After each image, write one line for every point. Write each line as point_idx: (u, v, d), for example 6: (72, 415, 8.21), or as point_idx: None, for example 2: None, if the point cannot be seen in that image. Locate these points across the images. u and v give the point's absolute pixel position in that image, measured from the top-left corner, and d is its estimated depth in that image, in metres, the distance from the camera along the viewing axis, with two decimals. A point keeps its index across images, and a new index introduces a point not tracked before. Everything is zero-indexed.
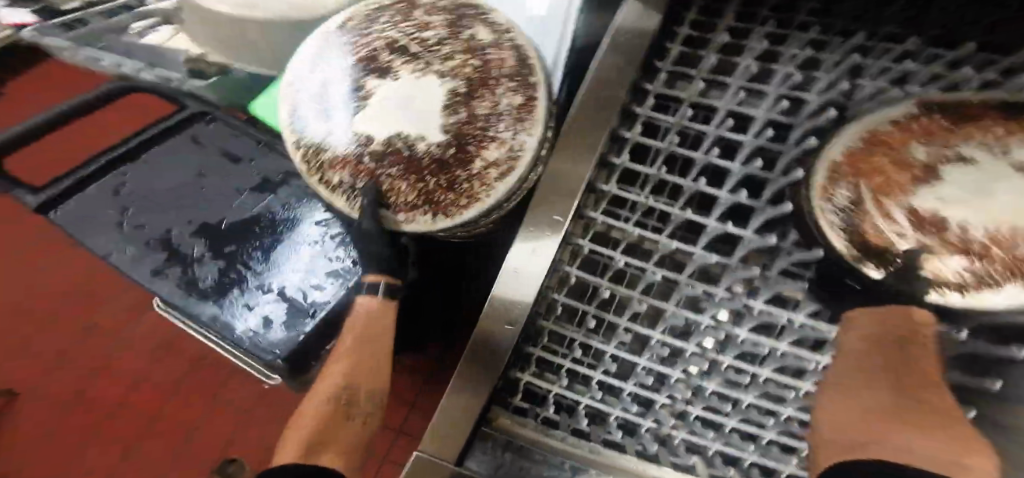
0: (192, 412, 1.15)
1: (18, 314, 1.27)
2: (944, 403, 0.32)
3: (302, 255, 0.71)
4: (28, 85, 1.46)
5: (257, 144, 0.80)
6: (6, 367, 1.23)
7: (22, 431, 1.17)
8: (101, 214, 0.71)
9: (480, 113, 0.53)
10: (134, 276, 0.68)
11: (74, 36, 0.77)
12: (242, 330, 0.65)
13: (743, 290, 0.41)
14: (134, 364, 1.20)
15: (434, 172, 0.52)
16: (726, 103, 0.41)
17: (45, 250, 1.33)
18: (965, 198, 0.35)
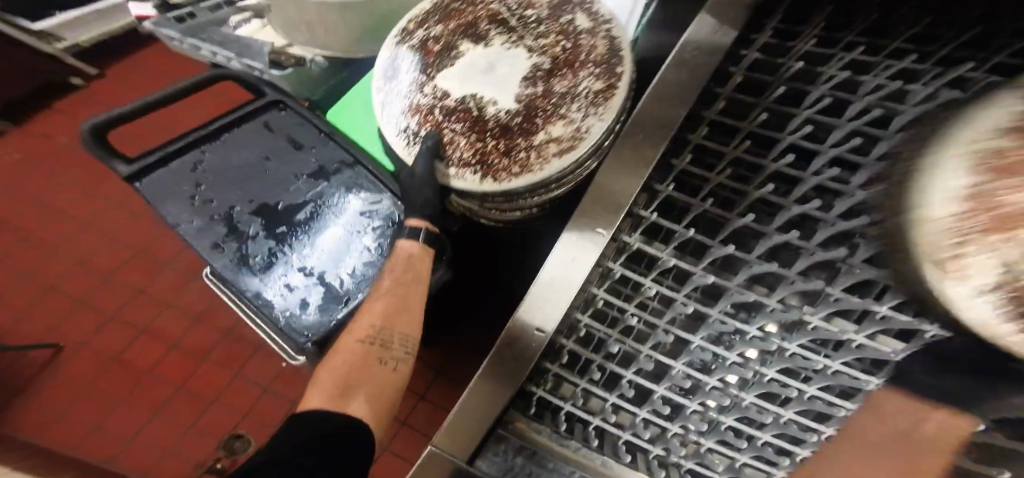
0: (217, 382, 1.24)
1: (76, 272, 1.36)
2: None
3: (345, 244, 0.73)
4: (130, 69, 1.63)
5: (320, 134, 0.81)
6: (57, 320, 1.32)
7: (63, 381, 1.25)
8: (178, 186, 0.75)
9: (556, 90, 0.56)
10: (195, 247, 0.71)
11: (184, 28, 0.84)
12: (279, 309, 0.69)
13: (777, 330, 0.37)
14: (177, 331, 1.29)
15: (496, 135, 0.55)
16: (789, 136, 0.40)
17: (111, 216, 1.42)
18: None
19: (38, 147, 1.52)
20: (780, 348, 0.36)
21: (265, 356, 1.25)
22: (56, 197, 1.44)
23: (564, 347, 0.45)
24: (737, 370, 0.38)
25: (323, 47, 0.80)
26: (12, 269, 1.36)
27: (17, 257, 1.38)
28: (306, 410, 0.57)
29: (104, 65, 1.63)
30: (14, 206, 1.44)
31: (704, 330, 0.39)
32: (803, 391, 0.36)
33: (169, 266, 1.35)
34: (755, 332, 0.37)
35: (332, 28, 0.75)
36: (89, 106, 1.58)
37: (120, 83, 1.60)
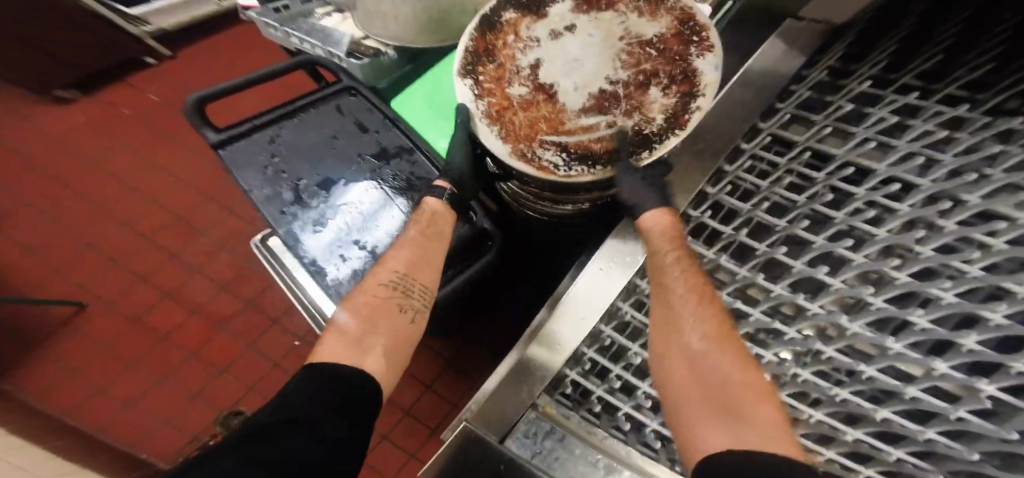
0: (229, 355, 1.24)
1: (112, 234, 1.40)
2: (697, 289, 0.55)
3: (395, 222, 0.76)
4: (198, 52, 1.73)
5: (383, 119, 0.85)
6: (87, 276, 1.35)
7: (83, 335, 1.28)
8: (255, 156, 0.80)
9: (605, 88, 0.60)
10: (263, 212, 0.75)
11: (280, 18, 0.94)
12: (332, 277, 0.72)
13: (791, 356, 0.49)
14: (199, 303, 1.30)
15: (523, 110, 0.61)
16: (846, 151, 0.47)
17: (154, 184, 1.47)
18: (582, 72, 0.59)
19: (101, 116, 1.61)
20: (793, 374, 0.48)
21: (278, 332, 1.26)
22: (108, 163, 1.51)
23: (585, 355, 0.60)
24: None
25: (396, 39, 0.84)
26: (56, 226, 1.42)
27: (62, 215, 1.43)
28: (320, 361, 0.62)
29: (176, 47, 1.74)
30: (71, 166, 1.52)
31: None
32: (811, 415, 0.46)
33: (201, 236, 1.38)
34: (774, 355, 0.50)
35: (404, 20, 0.81)
36: (156, 83, 1.67)
37: (187, 65, 1.70)
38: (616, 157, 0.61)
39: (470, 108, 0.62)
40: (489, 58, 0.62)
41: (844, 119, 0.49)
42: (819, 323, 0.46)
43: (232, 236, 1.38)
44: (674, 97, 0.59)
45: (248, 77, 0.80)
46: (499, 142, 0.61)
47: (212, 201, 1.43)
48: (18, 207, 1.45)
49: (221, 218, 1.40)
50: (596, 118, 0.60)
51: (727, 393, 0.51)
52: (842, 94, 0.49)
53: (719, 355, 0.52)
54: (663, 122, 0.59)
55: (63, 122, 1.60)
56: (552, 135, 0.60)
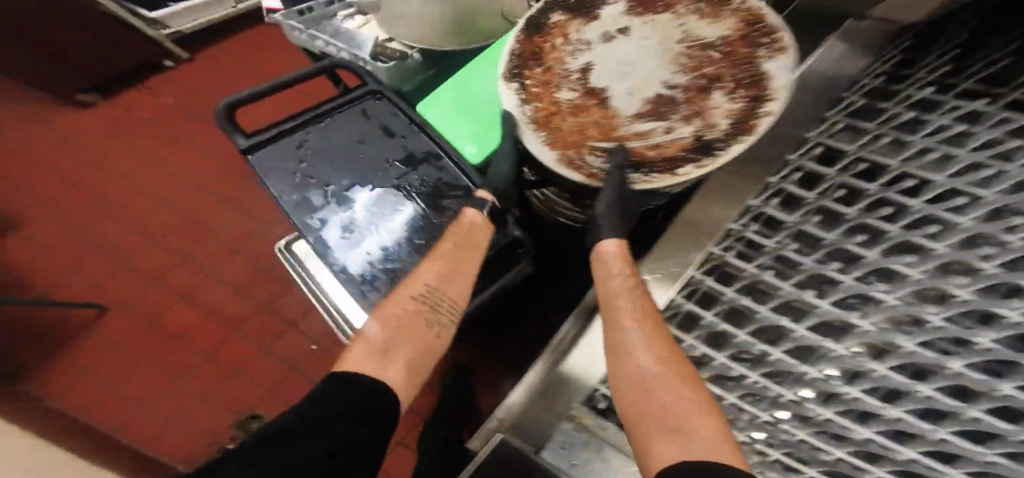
0: (243, 357, 1.22)
1: (131, 234, 1.41)
2: (645, 312, 0.56)
3: (426, 230, 0.76)
4: (217, 55, 1.73)
5: (410, 123, 0.84)
6: (106, 277, 1.36)
7: (104, 335, 1.28)
8: (284, 161, 0.80)
9: (661, 92, 0.57)
10: (293, 218, 0.76)
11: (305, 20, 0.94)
12: (362, 283, 0.72)
13: (839, 374, 0.46)
14: (214, 304, 1.29)
15: (571, 112, 0.59)
16: (900, 163, 0.47)
17: (173, 185, 1.47)
18: (634, 75, 0.58)
19: (121, 118, 1.63)
20: (840, 393, 0.46)
21: (294, 336, 1.22)
22: (127, 166, 1.52)
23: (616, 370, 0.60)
24: (802, 409, 0.49)
25: (420, 41, 0.83)
26: (76, 227, 1.43)
27: (83, 215, 1.45)
28: (343, 369, 0.63)
29: (196, 50, 1.75)
30: (92, 167, 1.53)
31: (767, 364, 0.52)
32: (862, 433, 0.44)
33: (218, 238, 1.37)
34: (818, 371, 0.47)
35: (430, 23, 0.80)
36: (173, 86, 1.69)
37: (206, 67, 1.71)
38: (674, 164, 0.55)
39: (516, 113, 0.60)
40: (537, 60, 0.61)
41: (903, 130, 0.48)
42: (871, 341, 0.44)
43: (248, 238, 1.35)
44: (741, 101, 0.55)
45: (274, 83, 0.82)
46: (545, 148, 0.58)
47: (229, 202, 1.42)
48: (40, 208, 1.46)
49: (237, 219, 1.39)
50: (653, 124, 0.57)
51: (668, 412, 0.49)
52: (901, 107, 0.50)
53: (665, 375, 0.51)
54: (728, 128, 0.54)
55: (82, 125, 1.62)
56: (603, 141, 0.57)
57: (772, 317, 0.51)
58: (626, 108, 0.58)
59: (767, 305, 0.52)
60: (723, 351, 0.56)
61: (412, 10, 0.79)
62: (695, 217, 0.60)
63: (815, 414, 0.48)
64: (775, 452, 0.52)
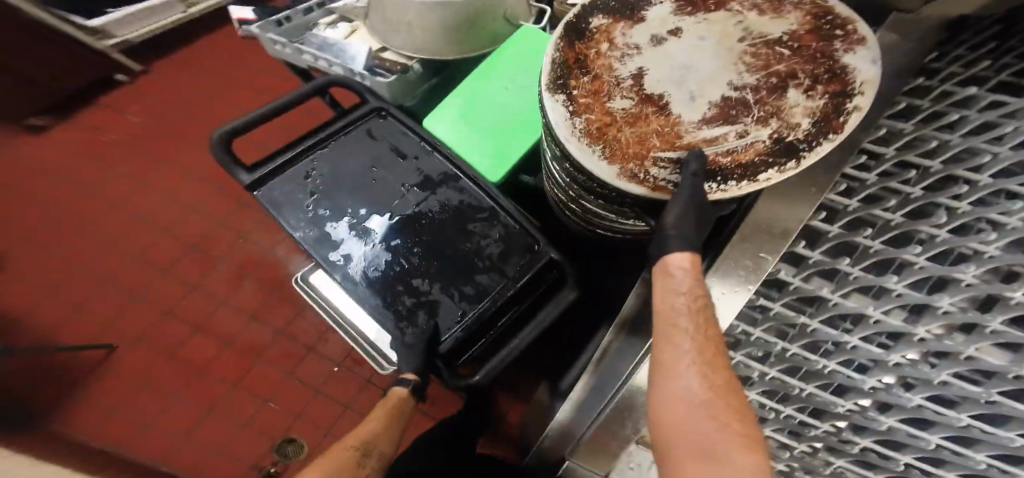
0: (267, 383, 1.18)
1: (121, 268, 1.33)
2: (708, 332, 0.45)
3: (460, 259, 0.75)
4: (182, 67, 1.63)
5: (421, 143, 0.83)
6: (102, 315, 1.28)
7: (111, 377, 1.21)
8: (294, 194, 0.78)
9: (733, 96, 0.45)
10: (314, 256, 0.73)
11: (286, 30, 0.92)
12: (399, 316, 0.72)
13: (895, 382, 0.44)
14: (226, 333, 1.24)
15: (626, 123, 0.47)
16: (946, 166, 0.37)
17: (159, 211, 1.40)
18: (694, 77, 0.47)
19: (86, 142, 1.51)
20: (903, 405, 0.43)
21: (314, 360, 1.20)
22: (100, 193, 1.43)
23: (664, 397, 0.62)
24: (864, 420, 0.48)
25: (424, 51, 0.84)
26: (60, 266, 1.34)
27: (64, 254, 1.35)
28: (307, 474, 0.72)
29: (158, 64, 1.64)
30: (64, 200, 1.42)
31: (821, 377, 0.50)
32: (930, 442, 0.43)
33: (217, 266, 1.31)
34: (875, 382, 0.45)
35: (429, 27, 0.80)
36: (134, 101, 1.58)
37: (171, 81, 1.60)
38: (755, 171, 0.43)
39: (564, 127, 0.48)
40: (576, 63, 0.51)
41: (944, 128, 0.38)
42: (927, 350, 0.40)
43: (251, 263, 1.30)
44: (821, 99, 0.44)
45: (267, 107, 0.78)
46: (603, 163, 0.46)
47: (221, 225, 1.36)
48: (16, 249, 1.36)
49: (237, 245, 1.33)
50: (722, 128, 0.45)
51: (702, 439, 0.43)
52: (944, 100, 0.38)
53: (713, 405, 0.43)
54: (810, 128, 0.43)
55: (43, 153, 1.50)
56: (669, 150, 0.45)
57: (823, 331, 0.47)
58: (692, 114, 0.45)
59: (818, 315, 0.47)
60: (774, 365, 0.54)
61: (411, 18, 0.80)
62: (761, 224, 0.47)
63: (878, 425, 0.47)
64: (843, 458, 0.54)
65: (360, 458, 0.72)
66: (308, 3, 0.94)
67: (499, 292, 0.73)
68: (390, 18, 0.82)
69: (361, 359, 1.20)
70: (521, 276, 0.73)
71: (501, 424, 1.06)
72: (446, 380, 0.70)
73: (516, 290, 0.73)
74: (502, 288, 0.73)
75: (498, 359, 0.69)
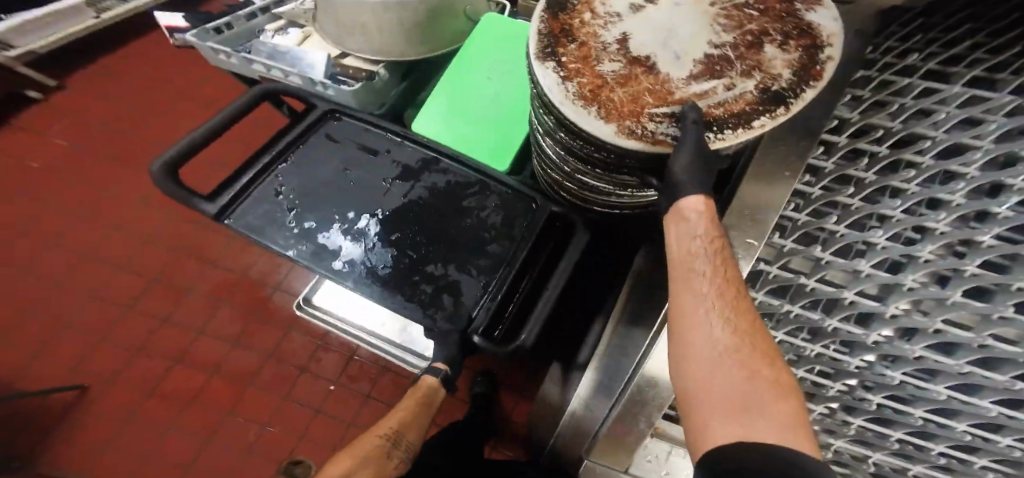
0: (265, 406, 1.13)
1: (81, 306, 1.24)
2: (728, 276, 0.43)
3: (465, 236, 0.75)
4: (116, 89, 1.54)
5: (389, 136, 0.82)
6: (68, 359, 1.19)
7: (91, 423, 1.13)
8: (271, 213, 0.75)
9: (715, 55, 0.45)
10: (318, 271, 0.71)
11: (229, 39, 0.88)
12: (417, 307, 0.70)
13: (877, 359, 0.50)
14: (211, 360, 1.17)
15: (616, 84, 0.46)
16: (892, 153, 0.40)
17: (114, 242, 1.31)
18: (673, 40, 0.47)
19: (15, 178, 1.39)
20: (886, 381, 0.50)
21: (310, 379, 1.15)
22: (39, 228, 1.33)
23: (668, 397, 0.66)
24: (855, 400, 0.55)
25: (383, 54, 0.82)
26: (10, 314, 1.23)
27: (13, 300, 1.25)
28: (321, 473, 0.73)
29: (89, 88, 1.55)
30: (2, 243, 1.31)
31: (809, 361, 0.56)
32: (913, 414, 0.51)
33: (189, 294, 1.24)
34: (859, 361, 0.51)
35: (387, 27, 0.77)
36: (67, 129, 1.47)
37: (107, 104, 1.51)
38: (749, 118, 0.43)
39: (555, 93, 0.47)
40: (558, 37, 0.50)
41: (887, 114, 0.41)
42: (899, 327, 0.45)
43: (226, 287, 1.25)
44: (796, 51, 0.44)
45: (206, 127, 0.75)
46: (599, 123, 0.45)
47: (187, 251, 1.29)
48: None
49: (207, 272, 1.27)
50: (709, 84, 0.45)
51: (731, 391, 0.40)
52: (883, 90, 0.41)
53: (742, 352, 0.41)
54: (792, 77, 0.43)
55: None
56: (662, 106, 0.45)
57: (805, 315, 0.52)
58: (678, 74, 0.45)
59: (799, 301, 0.52)
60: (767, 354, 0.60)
61: (367, 20, 0.77)
62: (748, 201, 0.48)
63: (868, 404, 0.54)
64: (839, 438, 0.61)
65: (391, 448, 0.76)
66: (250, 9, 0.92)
67: (513, 257, 0.73)
68: (342, 20, 0.79)
69: (358, 375, 1.15)
70: (528, 237, 0.74)
71: (506, 424, 1.05)
72: (490, 350, 0.66)
73: (528, 251, 0.73)
74: (516, 251, 0.73)
75: (537, 313, 0.66)
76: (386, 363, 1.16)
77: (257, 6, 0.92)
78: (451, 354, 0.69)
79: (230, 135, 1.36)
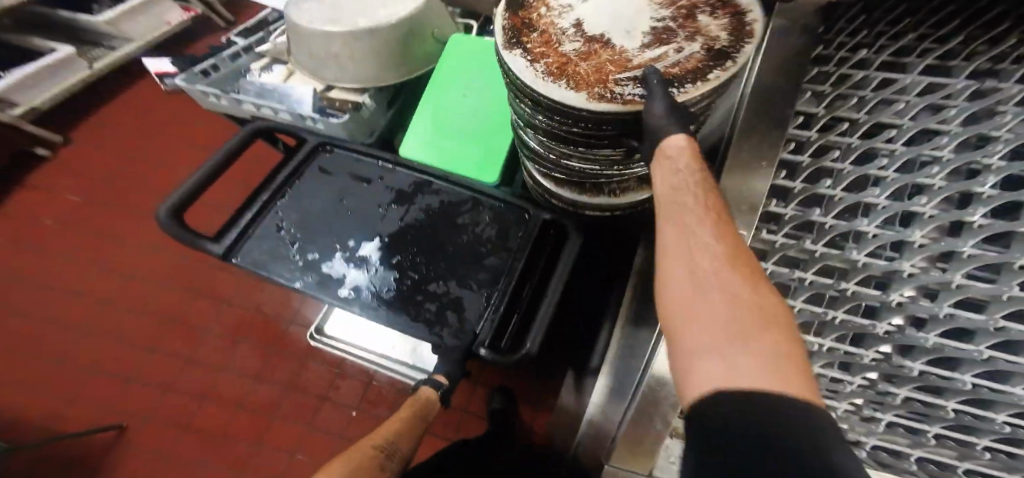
0: (292, 432, 1.16)
1: (108, 351, 1.29)
2: (710, 204, 0.41)
3: (463, 252, 0.76)
4: (118, 139, 1.59)
5: (380, 163, 0.84)
6: (101, 404, 1.23)
7: (129, 463, 1.17)
8: (278, 248, 0.77)
9: (659, 28, 0.49)
10: (325, 299, 0.73)
11: (217, 80, 0.91)
12: (422, 325, 0.72)
13: (893, 350, 0.48)
14: (236, 394, 1.21)
15: (580, 59, 0.48)
16: (863, 143, 0.43)
17: (133, 287, 1.35)
18: (618, 19, 0.50)
19: (34, 235, 1.45)
20: (908, 371, 0.48)
21: (332, 406, 1.18)
22: (60, 280, 1.38)
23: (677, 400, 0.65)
24: (879, 394, 0.52)
25: (357, 80, 0.82)
26: (42, 365, 1.28)
27: (43, 351, 1.30)
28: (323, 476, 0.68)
29: (92, 142, 1.59)
30: (28, 297, 1.36)
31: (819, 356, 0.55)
32: (945, 405, 0.48)
33: (207, 332, 1.28)
34: (875, 353, 0.50)
35: (360, 57, 0.80)
36: (76, 182, 1.52)
37: (113, 153, 1.56)
38: (703, 72, 0.47)
39: (524, 77, 0.48)
40: (514, 42, 0.51)
41: (849, 108, 0.43)
42: (908, 314, 0.45)
43: (242, 323, 1.29)
44: (725, 18, 0.49)
45: (205, 170, 0.77)
46: (572, 93, 0.46)
47: (201, 291, 1.33)
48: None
49: (223, 309, 1.31)
50: (660, 49, 0.48)
51: (715, 317, 0.36)
52: (842, 84, 0.43)
53: (725, 275, 0.37)
54: (730, 37, 0.47)
55: None
56: (625, 72, 0.47)
57: (810, 309, 0.53)
58: (629, 44, 0.49)
59: (802, 296, 0.53)
60: None
61: (337, 51, 0.79)
62: (737, 194, 0.50)
63: (894, 398, 0.52)
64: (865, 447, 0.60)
65: (383, 460, 0.72)
66: (232, 51, 0.95)
67: (511, 268, 0.74)
68: (311, 50, 0.80)
69: (378, 399, 1.18)
70: (524, 248, 0.75)
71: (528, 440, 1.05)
72: (498, 360, 0.67)
73: (526, 261, 0.74)
74: (513, 263, 0.75)
75: (538, 322, 0.67)
76: (404, 384, 1.19)
77: (241, 47, 0.94)
78: (451, 370, 0.68)
79: (228, 172, 1.40)
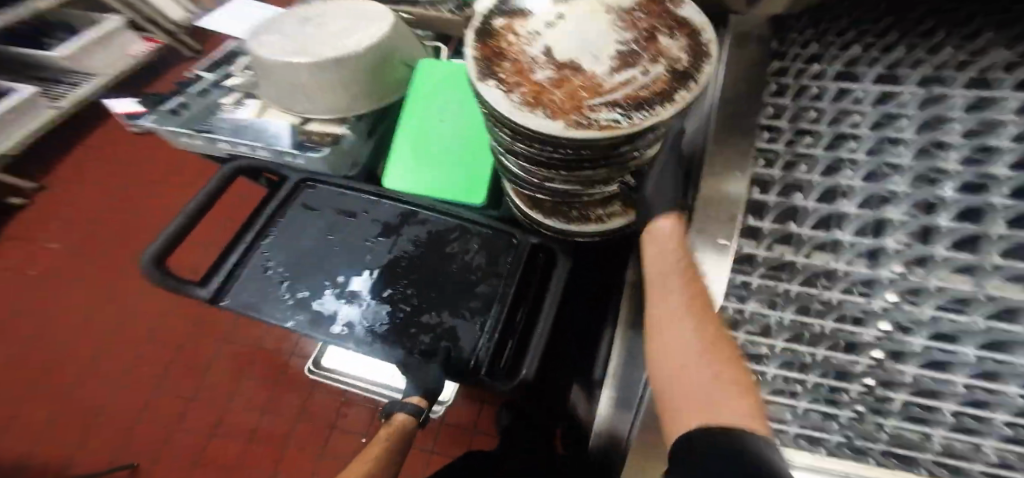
0: (306, 459, 1.16)
1: (111, 391, 1.27)
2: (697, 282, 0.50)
3: (454, 282, 0.75)
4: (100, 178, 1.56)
5: (364, 196, 0.82)
6: (110, 442, 1.22)
7: None
8: (269, 288, 0.75)
9: (626, 53, 0.47)
10: (317, 337, 0.71)
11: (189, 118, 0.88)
12: (419, 354, 0.70)
13: (888, 356, 0.44)
14: (245, 426, 1.21)
15: (553, 87, 0.45)
16: (825, 152, 0.42)
17: (129, 327, 1.34)
18: (583, 44, 0.47)
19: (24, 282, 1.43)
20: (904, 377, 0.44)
21: (342, 434, 1.18)
22: (55, 325, 1.36)
23: None
24: (879, 401, 0.47)
25: (330, 110, 0.80)
26: (46, 410, 1.27)
27: (47, 396, 1.28)
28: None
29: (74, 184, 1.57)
30: (25, 343, 1.35)
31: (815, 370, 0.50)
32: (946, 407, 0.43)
33: (210, 366, 1.28)
34: (869, 360, 0.45)
35: (329, 87, 0.77)
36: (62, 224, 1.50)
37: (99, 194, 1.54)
38: (670, 94, 0.44)
39: (501, 106, 0.45)
40: (481, 67, 0.48)
41: (810, 121, 0.44)
42: (896, 319, 0.42)
43: (244, 356, 1.28)
44: (682, 39, 0.48)
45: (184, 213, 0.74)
46: (549, 121, 0.44)
47: (200, 326, 1.33)
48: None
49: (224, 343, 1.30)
50: (627, 74, 0.46)
51: (701, 382, 0.44)
52: (801, 97, 0.44)
53: (709, 345, 0.46)
54: (689, 58, 0.47)
55: None
56: (595, 98, 0.44)
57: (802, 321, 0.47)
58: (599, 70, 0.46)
59: (790, 307, 0.47)
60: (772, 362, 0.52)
61: (304, 80, 0.76)
62: (717, 196, 0.47)
63: (891, 404, 0.46)
64: None
65: None
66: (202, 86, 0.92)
67: (503, 294, 0.73)
68: (277, 81, 0.77)
69: None
70: (514, 273, 0.74)
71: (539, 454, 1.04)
72: (496, 387, 0.66)
73: (516, 286, 0.74)
74: (505, 288, 0.73)
75: (534, 346, 0.66)
76: None
77: (210, 82, 0.92)
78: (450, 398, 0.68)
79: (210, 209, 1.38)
